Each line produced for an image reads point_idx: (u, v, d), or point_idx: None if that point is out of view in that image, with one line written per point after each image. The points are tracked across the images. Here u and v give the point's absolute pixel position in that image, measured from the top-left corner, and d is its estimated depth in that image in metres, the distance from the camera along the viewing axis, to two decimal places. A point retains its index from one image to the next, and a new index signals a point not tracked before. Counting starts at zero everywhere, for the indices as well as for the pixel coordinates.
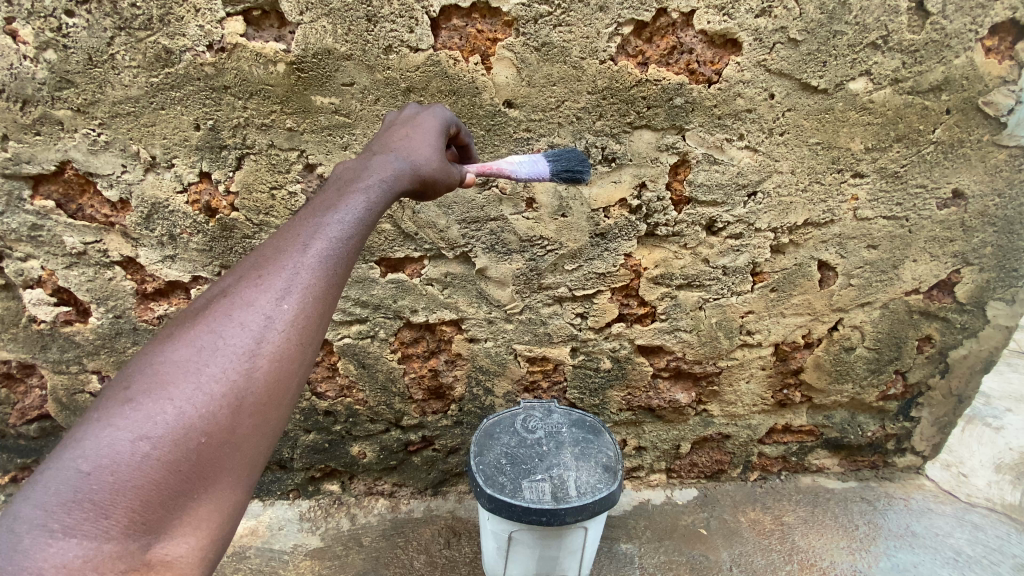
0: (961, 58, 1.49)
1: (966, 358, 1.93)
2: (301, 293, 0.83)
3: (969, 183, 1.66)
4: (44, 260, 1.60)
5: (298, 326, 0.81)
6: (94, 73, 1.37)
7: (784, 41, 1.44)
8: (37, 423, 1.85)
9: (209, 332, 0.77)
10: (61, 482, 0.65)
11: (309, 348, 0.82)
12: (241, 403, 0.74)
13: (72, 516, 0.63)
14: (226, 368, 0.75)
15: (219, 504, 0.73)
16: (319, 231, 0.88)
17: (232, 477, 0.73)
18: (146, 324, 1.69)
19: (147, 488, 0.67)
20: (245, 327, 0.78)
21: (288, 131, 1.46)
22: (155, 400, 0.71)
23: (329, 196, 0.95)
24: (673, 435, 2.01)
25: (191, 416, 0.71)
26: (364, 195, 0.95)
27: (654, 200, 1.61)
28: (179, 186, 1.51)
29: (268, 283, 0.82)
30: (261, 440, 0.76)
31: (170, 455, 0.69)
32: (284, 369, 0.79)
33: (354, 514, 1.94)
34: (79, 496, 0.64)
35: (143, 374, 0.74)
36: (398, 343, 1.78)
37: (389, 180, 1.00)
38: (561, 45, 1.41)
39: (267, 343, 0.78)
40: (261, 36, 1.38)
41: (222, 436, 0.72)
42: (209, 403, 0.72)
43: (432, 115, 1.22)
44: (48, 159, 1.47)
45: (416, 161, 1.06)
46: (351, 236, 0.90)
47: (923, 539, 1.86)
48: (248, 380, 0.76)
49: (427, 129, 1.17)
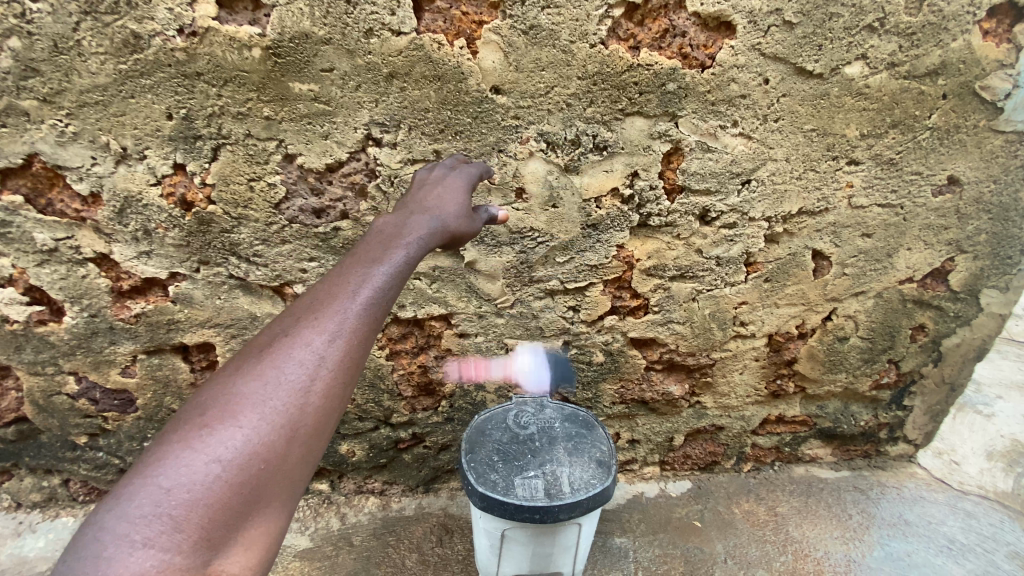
0: (957, 41, 1.46)
1: (959, 346, 1.92)
2: (353, 332, 0.84)
3: (965, 170, 1.63)
4: (15, 258, 1.54)
5: (351, 361, 0.84)
6: (60, 60, 1.30)
7: (779, 24, 1.40)
8: (13, 427, 1.79)
9: (273, 366, 0.80)
10: (143, 496, 0.68)
11: (357, 384, 0.85)
12: (298, 433, 0.77)
13: (151, 529, 0.66)
14: (286, 400, 0.78)
15: (271, 527, 0.75)
16: (370, 275, 0.90)
17: (286, 502, 0.76)
18: (122, 322, 1.63)
19: (215, 508, 0.70)
20: (301, 362, 0.80)
21: (266, 119, 1.39)
22: (228, 426, 0.74)
23: (378, 241, 0.99)
24: (666, 427, 1.99)
25: (256, 444, 0.74)
26: (406, 248, 0.98)
27: (646, 189, 1.57)
28: (153, 179, 1.44)
29: (324, 320, 0.84)
30: (313, 467, 0.79)
31: (237, 478, 0.72)
32: (335, 403, 0.82)
33: (344, 513, 1.90)
34: (159, 511, 0.67)
35: (217, 402, 0.78)
36: (385, 339, 1.73)
37: (426, 237, 1.03)
38: (549, 27, 1.36)
39: (322, 379, 0.80)
40: (234, 20, 1.31)
41: (278, 463, 0.75)
42: (271, 432, 0.76)
43: (458, 175, 1.29)
44: (14, 151, 1.40)
45: (446, 219, 1.11)
46: (398, 280, 0.92)
47: (916, 527, 1.86)
48: (304, 412, 0.78)
49: (453, 188, 1.23)
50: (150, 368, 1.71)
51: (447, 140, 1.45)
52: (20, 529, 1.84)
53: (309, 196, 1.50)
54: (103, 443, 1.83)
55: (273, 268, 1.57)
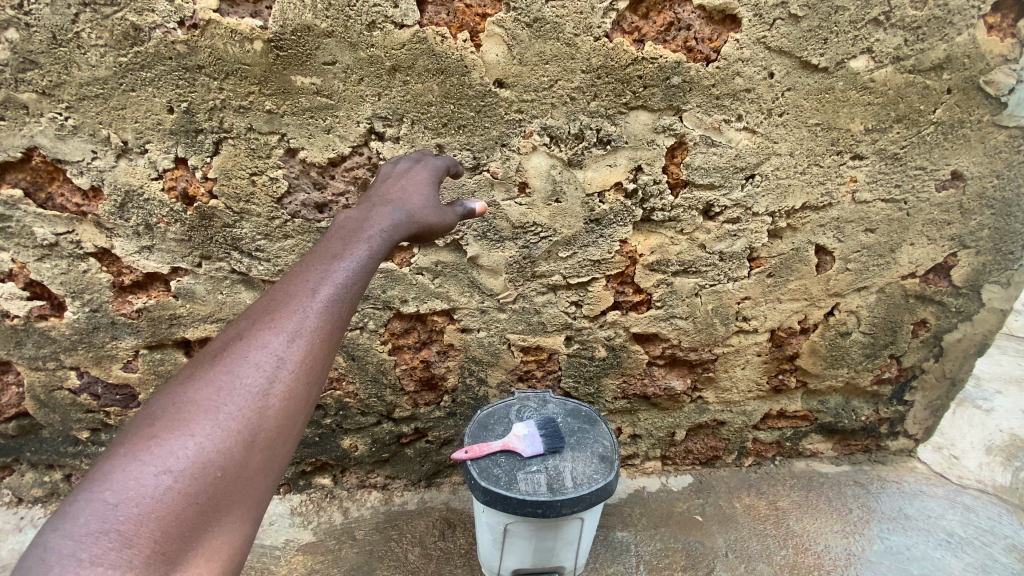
0: (963, 36, 1.45)
1: (961, 341, 1.92)
2: (309, 336, 0.87)
3: (968, 165, 1.63)
4: (15, 253, 1.53)
5: (307, 366, 0.86)
6: (59, 53, 1.29)
7: (785, 17, 1.39)
8: (15, 422, 1.78)
9: (227, 373, 0.82)
10: (90, 513, 0.68)
11: (315, 388, 0.87)
12: (254, 438, 0.79)
13: (100, 546, 0.66)
14: (242, 406, 0.80)
15: (231, 537, 0.76)
16: (325, 278, 0.92)
17: (244, 509, 0.77)
18: (124, 317, 1.62)
19: (167, 520, 0.70)
20: (257, 367, 0.83)
21: (268, 113, 1.39)
22: (178, 437, 0.75)
23: (335, 243, 1.00)
24: (668, 422, 1.99)
25: (210, 451, 0.75)
26: (366, 244, 1.00)
27: (650, 183, 1.56)
28: (153, 173, 1.43)
29: (280, 325, 0.87)
30: (271, 474, 0.80)
31: (190, 488, 0.73)
32: (293, 407, 0.84)
33: (347, 507, 1.90)
34: (106, 527, 0.67)
35: (168, 413, 0.79)
36: (388, 334, 1.73)
37: (389, 229, 1.05)
38: (554, 21, 1.35)
39: (278, 383, 0.83)
40: (235, 12, 1.30)
41: (234, 471, 0.76)
42: (226, 438, 0.77)
43: (425, 167, 1.29)
44: (14, 145, 1.39)
45: (411, 211, 1.12)
46: (355, 282, 0.95)
47: (916, 521, 1.86)
48: (260, 417, 0.80)
49: (418, 181, 1.23)
50: (152, 363, 1.70)
51: (450, 134, 1.45)
52: (22, 523, 1.83)
53: (311, 190, 1.50)
54: (104, 438, 1.83)
55: (274, 263, 1.56)
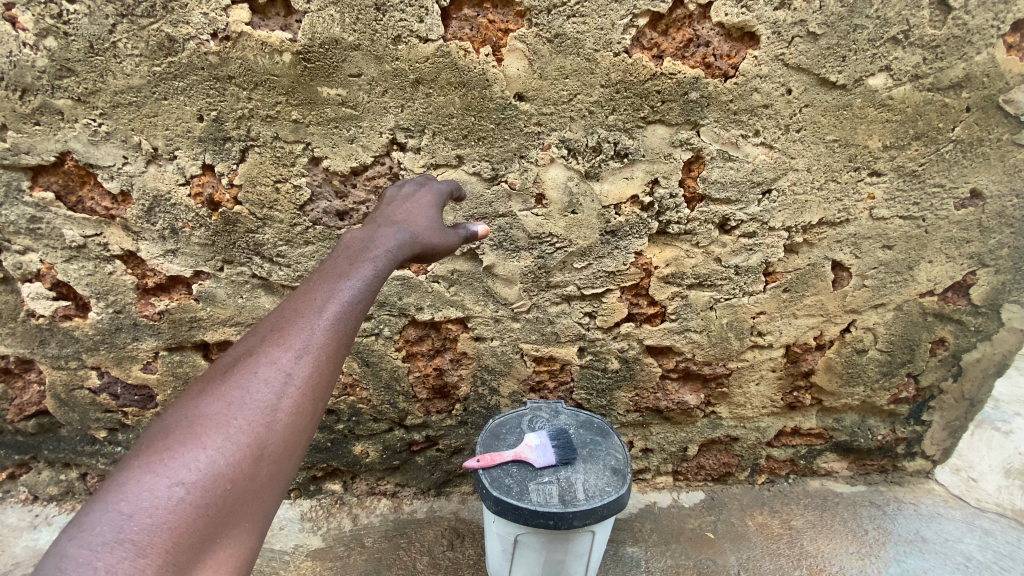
0: (982, 55, 1.45)
1: (979, 361, 1.90)
2: (317, 352, 0.89)
3: (988, 183, 1.62)
4: (44, 253, 1.57)
5: (313, 381, 0.88)
6: (95, 62, 1.34)
7: (803, 35, 1.41)
8: (35, 420, 1.82)
9: (237, 388, 0.84)
10: (105, 523, 0.68)
11: (321, 404, 0.89)
12: (262, 452, 0.81)
13: (114, 555, 0.66)
14: (252, 420, 0.81)
15: (237, 550, 0.77)
16: (332, 295, 0.95)
17: (250, 522, 0.78)
18: (146, 319, 1.66)
19: (179, 530, 0.71)
20: (266, 382, 0.85)
21: (294, 122, 1.42)
22: (190, 449, 0.77)
23: (341, 262, 1.02)
24: (680, 436, 1.98)
25: (221, 464, 0.77)
26: (372, 264, 1.02)
27: (666, 197, 1.57)
28: (181, 178, 1.47)
29: (289, 341, 0.89)
30: (276, 489, 0.82)
31: (201, 499, 0.74)
32: (300, 422, 0.85)
33: (356, 514, 1.91)
34: (121, 537, 0.68)
35: (180, 426, 0.80)
36: (402, 341, 1.75)
37: (394, 249, 1.07)
38: (575, 36, 1.37)
39: (286, 398, 0.85)
40: (266, 25, 1.35)
41: (244, 483, 0.78)
42: (236, 452, 0.78)
43: (430, 189, 1.32)
44: (48, 150, 1.44)
45: (415, 231, 1.14)
46: (360, 300, 0.97)
47: (933, 545, 1.82)
48: (269, 431, 0.82)
49: (424, 203, 1.25)
50: (170, 365, 1.73)
51: (469, 146, 1.47)
52: (36, 521, 1.86)
53: (333, 198, 1.53)
54: (122, 438, 1.85)
55: (294, 269, 1.58)
